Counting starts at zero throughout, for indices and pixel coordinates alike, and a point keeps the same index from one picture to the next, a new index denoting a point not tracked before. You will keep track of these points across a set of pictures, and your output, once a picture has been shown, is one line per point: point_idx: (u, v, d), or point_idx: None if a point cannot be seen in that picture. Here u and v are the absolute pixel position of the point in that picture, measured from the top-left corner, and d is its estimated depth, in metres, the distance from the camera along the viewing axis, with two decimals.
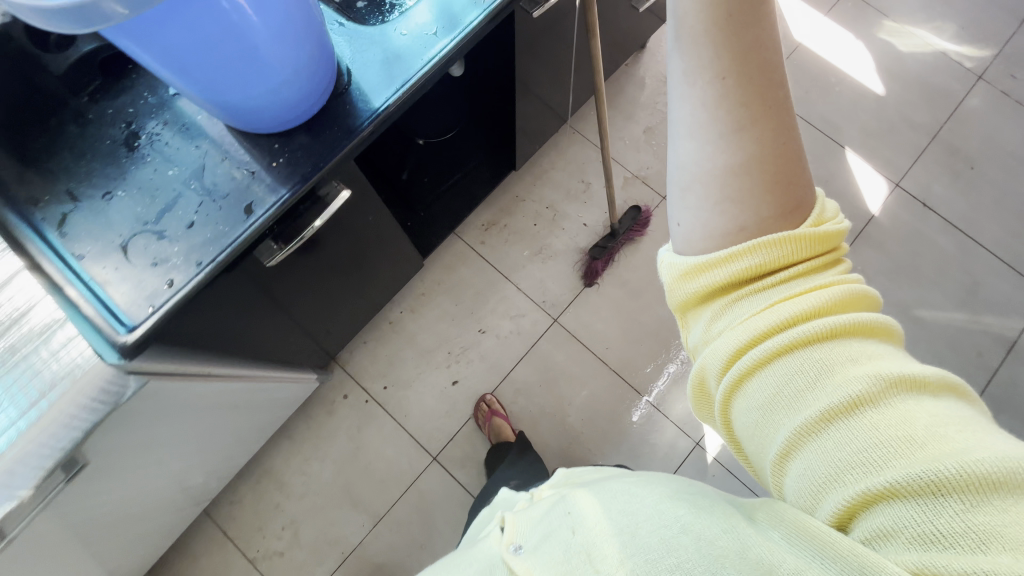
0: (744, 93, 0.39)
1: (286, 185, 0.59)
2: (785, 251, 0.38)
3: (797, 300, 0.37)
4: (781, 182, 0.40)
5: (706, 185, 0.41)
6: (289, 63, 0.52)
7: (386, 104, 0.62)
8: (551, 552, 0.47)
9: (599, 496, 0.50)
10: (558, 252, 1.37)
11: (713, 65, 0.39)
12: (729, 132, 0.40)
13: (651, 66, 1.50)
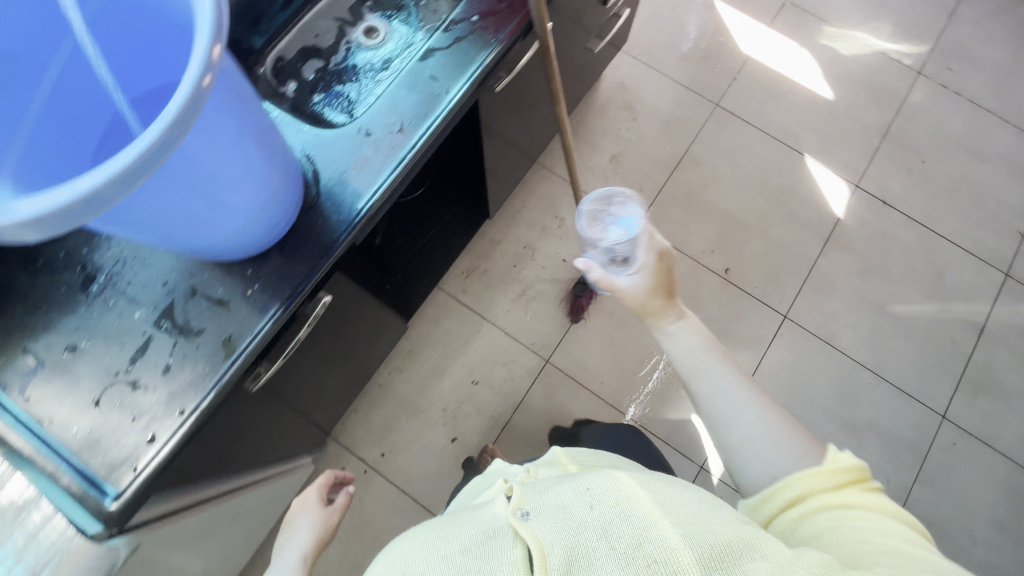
0: (734, 380, 0.57)
1: (266, 313, 0.57)
2: (811, 483, 0.49)
3: (825, 495, 0.48)
4: (786, 434, 0.54)
5: (744, 453, 0.54)
6: (256, 201, 0.50)
7: (359, 214, 0.60)
8: (563, 521, 0.44)
9: (620, 475, 0.47)
10: (540, 291, 1.36)
11: (728, 367, 0.58)
12: (735, 412, 0.56)
13: (609, 94, 1.51)
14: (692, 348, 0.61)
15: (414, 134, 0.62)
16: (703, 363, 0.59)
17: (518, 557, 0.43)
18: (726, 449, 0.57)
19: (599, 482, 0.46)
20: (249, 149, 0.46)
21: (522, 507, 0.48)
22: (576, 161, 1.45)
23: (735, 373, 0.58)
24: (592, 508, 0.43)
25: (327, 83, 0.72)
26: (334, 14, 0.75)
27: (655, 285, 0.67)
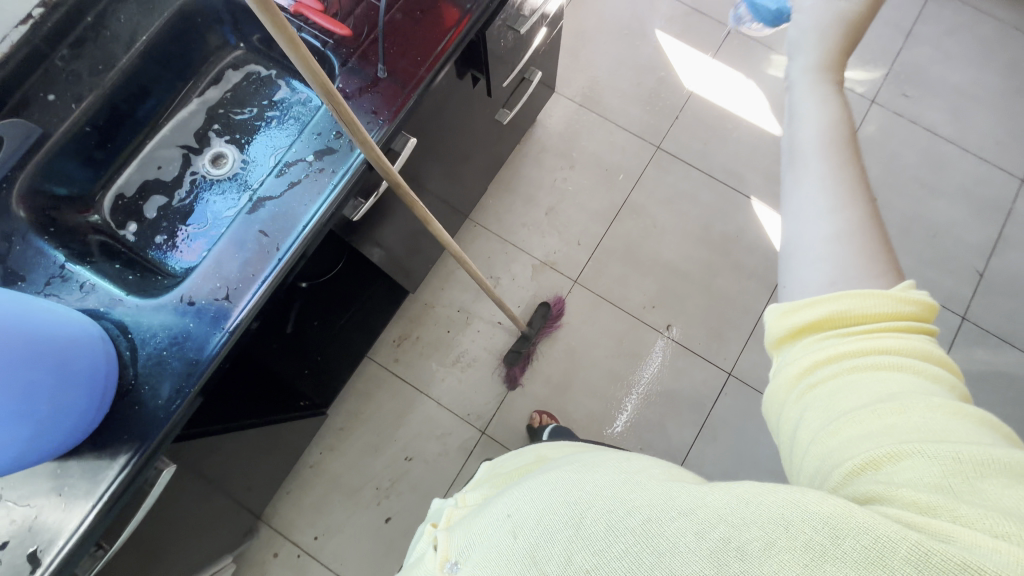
0: (839, 178, 0.44)
1: (74, 522, 0.53)
2: (866, 309, 0.39)
3: (874, 332, 0.39)
4: (871, 253, 0.42)
5: (805, 261, 0.44)
6: (22, 436, 0.44)
7: (180, 398, 0.55)
8: (485, 564, 0.37)
9: (537, 486, 0.40)
10: (475, 357, 1.31)
11: (838, 143, 0.45)
12: (826, 211, 0.43)
13: (545, 141, 1.45)
14: (819, 123, 0.46)
15: (243, 298, 0.58)
16: (828, 147, 0.45)
17: None
18: (793, 245, 0.46)
19: (517, 503, 0.39)
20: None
21: (449, 556, 0.44)
22: (511, 215, 1.39)
23: (840, 160, 0.45)
24: (514, 538, 0.36)
25: (169, 222, 0.67)
26: (177, 143, 0.71)
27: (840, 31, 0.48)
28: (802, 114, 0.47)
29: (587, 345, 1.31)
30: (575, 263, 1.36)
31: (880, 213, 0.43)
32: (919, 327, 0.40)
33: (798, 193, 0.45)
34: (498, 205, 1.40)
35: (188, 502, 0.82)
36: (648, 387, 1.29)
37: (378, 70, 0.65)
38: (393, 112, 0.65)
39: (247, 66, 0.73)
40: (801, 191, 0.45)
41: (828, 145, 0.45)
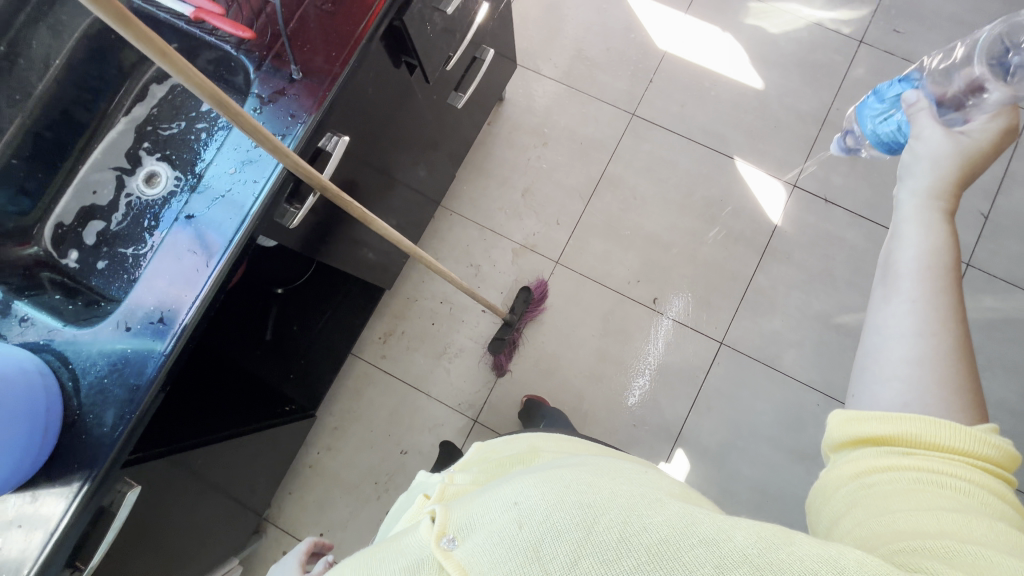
0: (934, 305, 0.44)
1: (34, 550, 0.54)
2: (940, 434, 0.39)
3: (943, 455, 0.38)
4: (954, 388, 0.42)
5: (880, 376, 0.44)
6: None
7: (123, 423, 0.56)
8: (484, 548, 0.34)
9: (542, 478, 0.38)
10: (462, 347, 1.31)
11: (932, 270, 0.45)
12: (915, 334, 0.44)
13: (516, 120, 1.40)
14: (918, 250, 0.47)
15: (177, 320, 0.58)
16: (924, 272, 0.45)
17: None
18: (868, 361, 0.46)
19: (525, 491, 0.37)
20: None
21: (447, 530, 0.37)
22: (487, 200, 1.36)
23: (937, 290, 0.44)
24: (520, 526, 0.34)
25: (99, 247, 0.67)
26: (111, 165, 0.70)
27: (959, 163, 0.51)
28: (905, 234, 0.48)
29: (574, 326, 1.29)
30: (555, 243, 1.33)
31: (974, 351, 0.43)
32: (999, 474, 0.39)
33: (892, 306, 0.45)
34: (472, 191, 1.37)
35: (187, 517, 0.84)
36: (638, 363, 1.27)
37: (292, 70, 0.63)
38: (314, 107, 0.62)
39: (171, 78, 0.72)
40: (894, 302, 0.45)
41: (927, 271, 0.45)
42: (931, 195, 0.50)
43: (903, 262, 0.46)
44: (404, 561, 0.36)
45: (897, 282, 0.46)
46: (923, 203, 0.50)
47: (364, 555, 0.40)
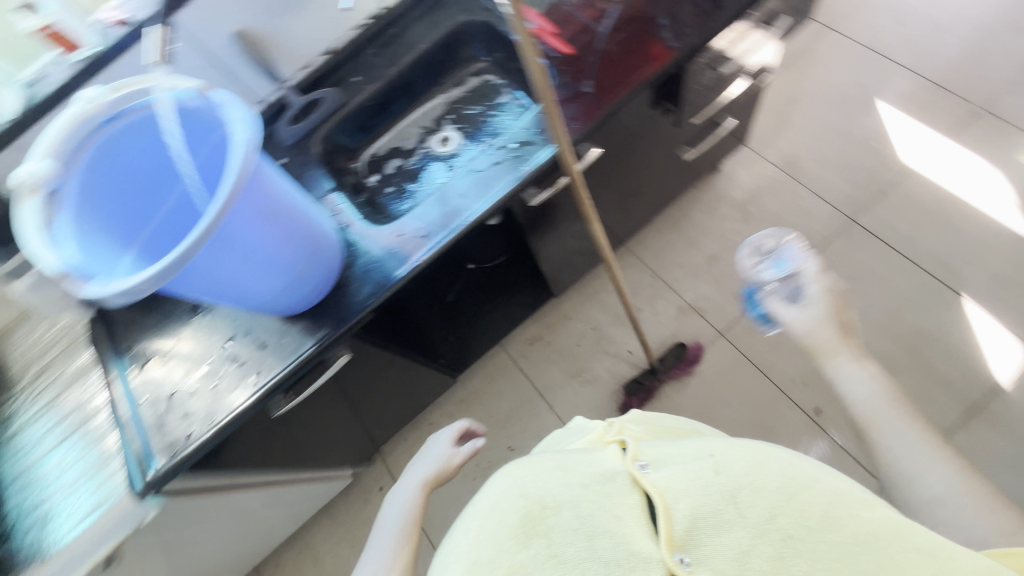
0: (913, 443, 0.57)
1: (282, 363, 0.73)
2: None
3: None
4: (981, 504, 0.52)
5: (940, 517, 0.54)
6: (278, 285, 0.66)
7: (372, 299, 0.73)
8: (682, 481, 0.47)
9: (742, 450, 0.50)
10: (597, 377, 1.35)
11: (904, 418, 0.58)
12: (925, 470, 0.55)
13: (725, 191, 1.44)
14: (865, 396, 0.60)
15: (436, 238, 0.75)
16: (883, 415, 0.59)
17: (636, 500, 0.47)
18: (918, 508, 0.56)
19: (722, 453, 0.49)
20: (278, 256, 0.64)
21: (639, 459, 0.51)
22: (670, 253, 1.41)
23: (913, 426, 0.58)
24: (718, 475, 0.46)
25: (394, 179, 0.88)
26: (420, 123, 0.92)
27: (833, 325, 0.63)
28: (854, 397, 0.61)
29: (717, 402, 1.25)
30: (724, 315, 1.31)
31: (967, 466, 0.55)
32: None
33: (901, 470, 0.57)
34: (658, 241, 1.43)
35: (346, 404, 1.03)
36: None
37: (585, 85, 0.80)
38: (586, 122, 0.78)
39: (486, 74, 0.91)
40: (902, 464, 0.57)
41: (879, 415, 0.59)
42: (812, 348, 0.65)
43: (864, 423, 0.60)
44: (597, 472, 0.51)
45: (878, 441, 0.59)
46: (842, 360, 0.62)
47: (557, 457, 0.55)
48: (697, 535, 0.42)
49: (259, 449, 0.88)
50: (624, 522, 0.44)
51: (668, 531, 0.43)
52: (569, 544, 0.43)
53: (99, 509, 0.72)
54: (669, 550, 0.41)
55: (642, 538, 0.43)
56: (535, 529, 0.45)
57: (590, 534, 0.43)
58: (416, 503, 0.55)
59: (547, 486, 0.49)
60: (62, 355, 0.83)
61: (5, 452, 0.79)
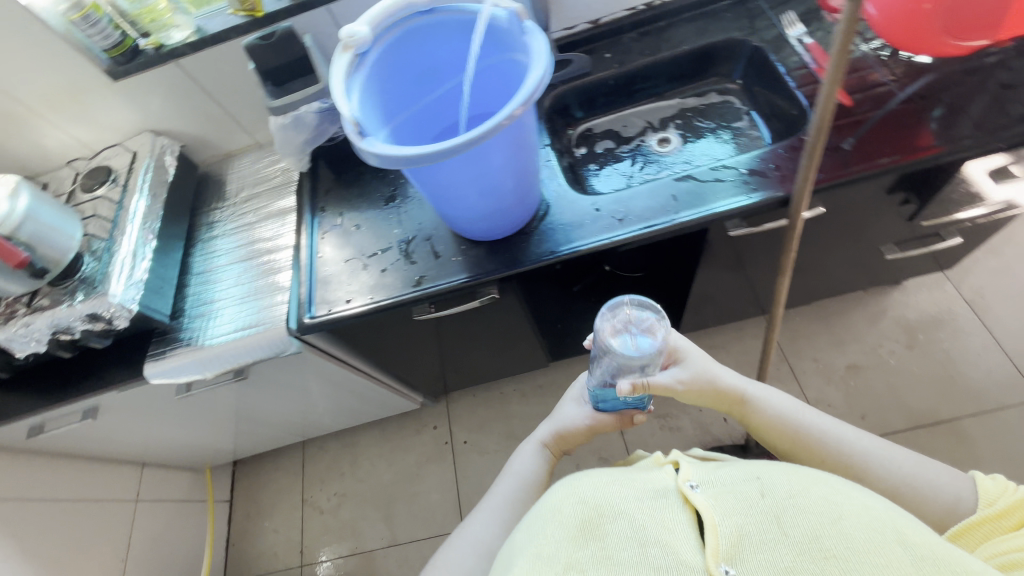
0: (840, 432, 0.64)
1: (448, 277, 0.77)
2: None
3: None
4: (926, 467, 0.59)
5: (916, 491, 0.57)
6: (486, 207, 0.70)
7: (550, 256, 0.75)
8: (732, 506, 0.51)
9: (792, 475, 0.53)
10: (680, 428, 1.30)
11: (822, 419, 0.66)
12: (872, 449, 0.62)
13: (899, 307, 1.30)
14: (778, 400, 0.69)
15: (634, 225, 0.73)
16: (805, 414, 0.66)
17: (686, 518, 0.52)
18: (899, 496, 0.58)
19: (769, 477, 0.53)
20: (502, 180, 0.67)
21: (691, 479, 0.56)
22: (809, 343, 1.31)
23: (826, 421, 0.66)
24: (764, 497, 0.51)
25: (604, 159, 0.89)
26: (646, 117, 0.92)
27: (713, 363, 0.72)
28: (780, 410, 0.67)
29: None
30: None
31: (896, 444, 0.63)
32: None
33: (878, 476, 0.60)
34: (801, 326, 1.33)
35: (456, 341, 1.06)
36: None
37: (845, 141, 0.76)
38: (824, 178, 0.74)
39: (732, 95, 0.89)
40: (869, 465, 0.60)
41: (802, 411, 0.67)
42: (722, 389, 0.70)
43: (804, 441, 0.65)
44: (652, 487, 0.56)
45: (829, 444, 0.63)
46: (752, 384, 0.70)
47: (614, 472, 0.60)
48: (741, 551, 0.47)
49: (377, 344, 0.94)
50: (677, 535, 0.49)
51: (714, 544, 0.47)
52: (624, 548, 0.48)
53: (240, 330, 0.82)
54: (714, 561, 0.46)
55: (692, 550, 0.48)
56: (592, 530, 0.51)
57: (643, 543, 0.49)
58: (541, 461, 0.75)
59: (606, 494, 0.55)
60: (271, 191, 0.95)
61: (199, 248, 0.92)
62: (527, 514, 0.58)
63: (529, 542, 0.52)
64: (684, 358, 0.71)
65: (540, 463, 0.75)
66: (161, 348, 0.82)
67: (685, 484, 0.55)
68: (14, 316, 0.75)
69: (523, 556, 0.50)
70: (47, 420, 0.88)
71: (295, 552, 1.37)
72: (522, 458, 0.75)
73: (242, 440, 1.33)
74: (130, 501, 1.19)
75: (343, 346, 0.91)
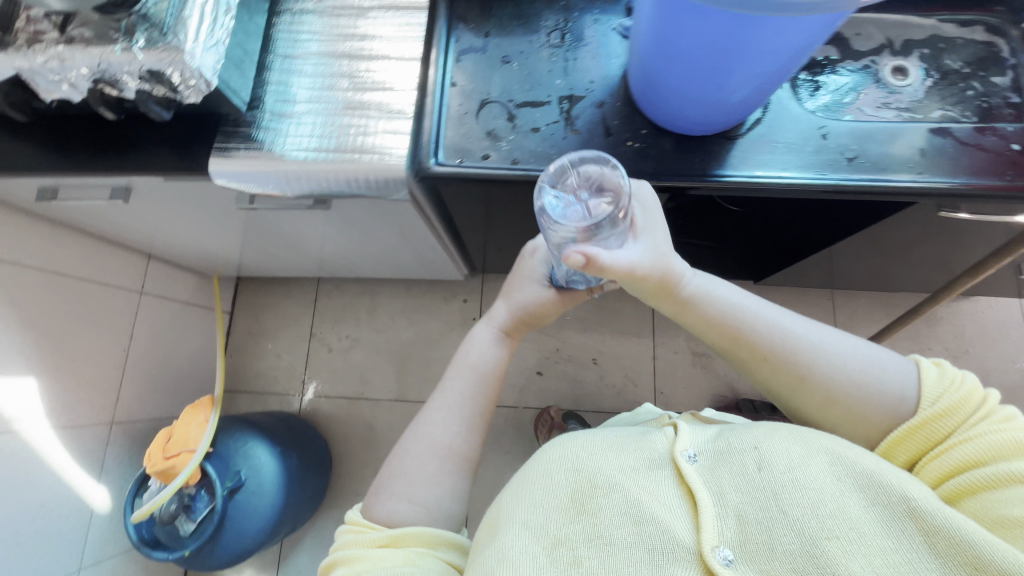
0: (782, 324, 0.55)
1: (615, 166, 0.61)
2: (988, 441, 0.46)
3: (993, 442, 0.46)
4: (872, 359, 0.53)
5: (860, 392, 0.52)
6: (726, 92, 0.54)
7: (753, 179, 0.60)
8: (729, 480, 0.49)
9: (790, 440, 0.50)
10: (712, 369, 1.29)
11: (764, 310, 0.56)
12: (815, 346, 0.54)
13: (961, 318, 1.28)
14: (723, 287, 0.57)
15: (863, 173, 0.60)
16: (745, 305, 0.56)
17: (678, 489, 0.50)
18: (842, 401, 0.52)
19: (768, 445, 0.50)
20: (776, 63, 0.50)
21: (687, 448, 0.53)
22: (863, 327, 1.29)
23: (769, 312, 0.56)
24: (761, 472, 0.48)
25: (833, 70, 0.69)
26: (888, 32, 0.72)
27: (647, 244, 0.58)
28: (721, 303, 0.57)
29: None
30: None
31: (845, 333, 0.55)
32: (974, 414, 0.48)
33: (830, 385, 0.53)
34: (861, 308, 1.30)
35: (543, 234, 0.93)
36: None
37: None
38: None
39: (998, 40, 0.71)
40: (824, 374, 0.53)
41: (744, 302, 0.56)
42: (668, 277, 0.54)
43: (747, 343, 0.56)
44: (647, 456, 0.53)
45: (773, 344, 0.55)
46: (694, 272, 0.56)
47: (604, 435, 0.57)
48: (738, 531, 0.46)
49: (471, 214, 0.80)
50: (674, 516, 0.47)
51: (707, 525, 0.46)
52: (618, 526, 0.47)
53: (332, 149, 0.64)
54: (710, 544, 0.45)
55: (687, 531, 0.46)
56: (584, 503, 0.49)
57: (638, 520, 0.47)
58: (502, 350, 0.69)
59: (598, 462, 0.52)
60: None
61: (282, 21, 0.69)
62: (515, 474, 0.57)
63: (515, 509, 0.51)
64: (648, 230, 0.51)
65: (498, 351, 0.68)
66: (230, 142, 0.65)
67: (680, 453, 0.52)
68: (40, 39, 0.55)
69: (510, 527, 0.49)
70: (64, 186, 0.72)
71: (296, 381, 1.34)
72: (478, 346, 0.68)
73: (261, 260, 1.20)
74: (135, 293, 1.07)
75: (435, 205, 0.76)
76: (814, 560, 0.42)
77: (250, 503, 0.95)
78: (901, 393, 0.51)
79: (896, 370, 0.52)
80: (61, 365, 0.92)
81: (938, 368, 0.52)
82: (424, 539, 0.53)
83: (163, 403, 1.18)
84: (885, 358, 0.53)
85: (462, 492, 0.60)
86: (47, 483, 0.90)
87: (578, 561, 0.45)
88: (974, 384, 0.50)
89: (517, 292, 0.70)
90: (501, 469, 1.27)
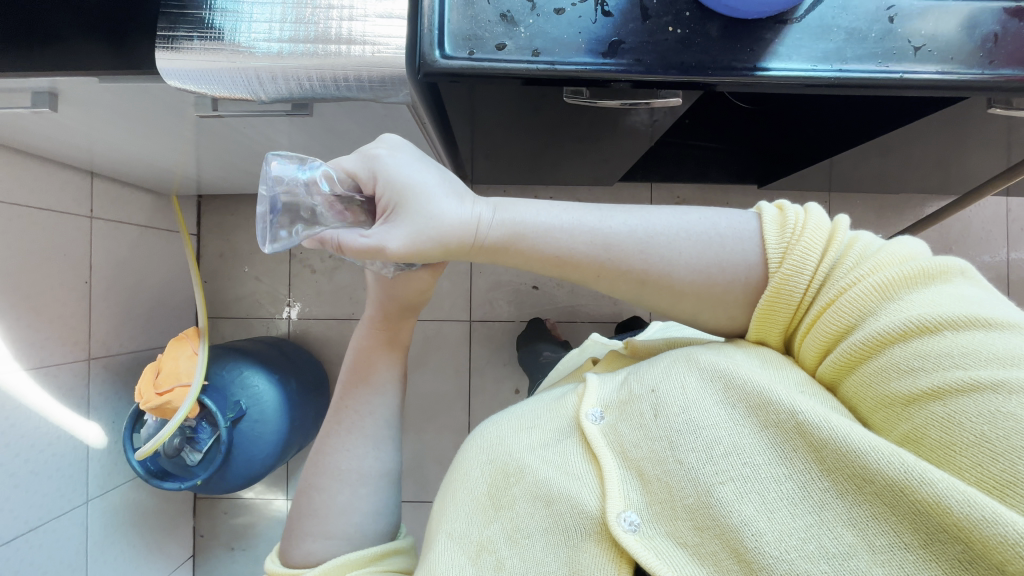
0: (602, 224, 0.43)
1: (649, 59, 0.53)
2: (851, 296, 0.36)
3: (854, 296, 0.36)
4: (708, 242, 0.41)
5: (700, 283, 0.42)
6: None
7: (806, 75, 0.53)
8: (630, 435, 0.43)
9: (688, 372, 0.42)
10: None
11: (589, 213, 0.43)
12: (641, 241, 0.42)
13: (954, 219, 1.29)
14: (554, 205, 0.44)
15: (923, 65, 0.53)
16: (569, 214, 0.43)
17: (580, 455, 0.44)
18: (676, 296, 0.43)
19: (665, 382, 0.43)
20: None
21: (592, 406, 0.46)
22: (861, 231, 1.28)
23: (600, 215, 0.43)
24: (656, 418, 0.41)
25: None
26: None
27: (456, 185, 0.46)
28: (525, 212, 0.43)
29: None
30: None
31: (685, 210, 0.44)
32: (823, 259, 0.38)
33: (670, 280, 0.42)
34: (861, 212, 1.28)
35: (546, 144, 0.85)
36: None
37: None
38: None
39: None
40: (662, 268, 0.42)
41: (583, 206, 0.44)
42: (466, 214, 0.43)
43: (571, 258, 0.43)
44: (555, 424, 0.47)
45: (597, 253, 0.42)
46: (494, 208, 0.43)
47: (528, 408, 0.52)
48: (643, 492, 0.41)
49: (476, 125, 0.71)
50: (578, 484, 0.43)
51: (610, 490, 0.41)
52: (531, 514, 0.43)
53: (308, 37, 0.52)
54: (616, 514, 0.40)
55: (593, 495, 0.42)
56: (502, 495, 0.46)
57: (548, 501, 0.43)
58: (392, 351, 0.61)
59: (512, 445, 0.48)
60: None
61: None
62: (449, 469, 0.55)
63: (443, 518, 0.49)
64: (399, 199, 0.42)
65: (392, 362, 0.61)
66: (176, 29, 0.52)
67: (584, 414, 0.45)
68: None
69: (437, 536, 0.48)
70: None
71: (282, 304, 1.28)
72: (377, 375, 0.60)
73: (224, 176, 1.06)
74: (85, 218, 0.95)
75: (435, 115, 0.66)
76: (711, 511, 0.37)
77: (255, 430, 0.93)
78: (746, 260, 0.41)
79: (735, 236, 0.41)
80: (19, 302, 0.83)
81: (779, 215, 0.41)
82: (344, 565, 0.52)
83: (142, 333, 1.11)
84: (721, 227, 0.42)
85: (385, 506, 0.59)
86: (34, 425, 0.85)
87: (499, 564, 0.43)
88: (819, 221, 0.39)
89: (397, 288, 0.56)
90: (500, 379, 1.30)
